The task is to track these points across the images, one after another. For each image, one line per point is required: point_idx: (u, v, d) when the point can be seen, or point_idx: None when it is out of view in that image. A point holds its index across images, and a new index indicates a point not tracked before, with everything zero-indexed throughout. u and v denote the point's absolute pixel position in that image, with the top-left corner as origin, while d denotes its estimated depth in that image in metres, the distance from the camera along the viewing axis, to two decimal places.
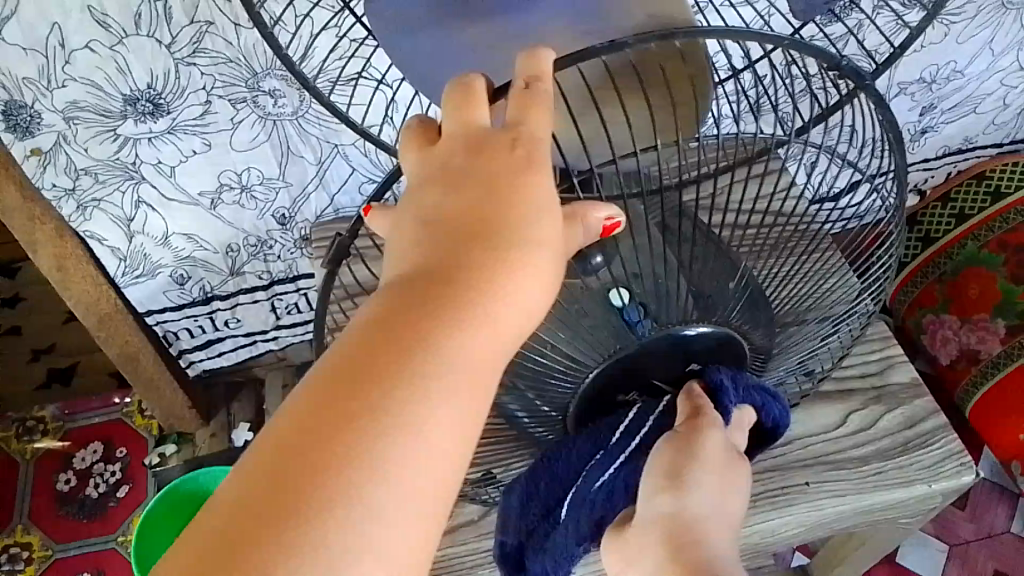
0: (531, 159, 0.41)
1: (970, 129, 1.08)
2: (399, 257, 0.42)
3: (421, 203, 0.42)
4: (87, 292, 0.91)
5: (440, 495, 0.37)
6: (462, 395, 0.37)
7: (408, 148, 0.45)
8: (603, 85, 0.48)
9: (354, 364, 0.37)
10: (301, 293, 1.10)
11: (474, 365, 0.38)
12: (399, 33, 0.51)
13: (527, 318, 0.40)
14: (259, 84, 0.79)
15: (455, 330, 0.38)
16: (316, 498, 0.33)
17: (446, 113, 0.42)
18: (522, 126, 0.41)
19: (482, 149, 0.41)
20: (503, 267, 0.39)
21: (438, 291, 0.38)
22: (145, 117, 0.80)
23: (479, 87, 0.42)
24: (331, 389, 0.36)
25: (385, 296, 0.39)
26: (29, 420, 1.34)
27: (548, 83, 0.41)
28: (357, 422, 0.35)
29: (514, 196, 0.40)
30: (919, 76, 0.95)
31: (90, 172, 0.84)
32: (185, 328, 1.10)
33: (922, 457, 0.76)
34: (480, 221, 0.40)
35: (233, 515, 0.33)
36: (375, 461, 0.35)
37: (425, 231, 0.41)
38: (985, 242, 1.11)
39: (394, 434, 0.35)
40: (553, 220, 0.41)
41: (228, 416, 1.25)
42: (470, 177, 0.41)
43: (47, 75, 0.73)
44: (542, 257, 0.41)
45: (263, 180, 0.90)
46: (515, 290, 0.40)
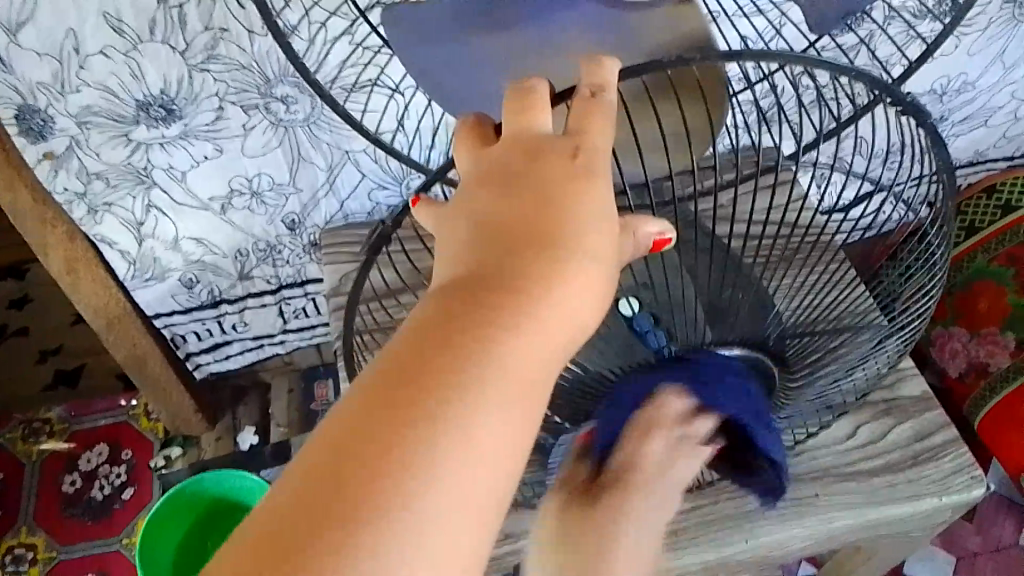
0: (590, 170, 0.41)
1: (981, 141, 1.07)
2: (452, 256, 0.41)
3: (474, 205, 0.42)
4: (95, 294, 0.92)
5: (492, 504, 0.35)
6: (519, 401, 0.36)
7: (462, 147, 0.45)
8: (664, 96, 0.50)
9: (408, 365, 0.36)
10: (309, 297, 1.10)
11: (531, 371, 0.37)
12: (415, 45, 0.51)
13: (579, 326, 0.39)
14: (272, 90, 0.80)
15: (511, 333, 0.37)
16: (366, 503, 0.32)
17: (505, 118, 0.43)
18: (582, 138, 0.42)
19: (543, 155, 0.41)
20: (556, 271, 0.39)
21: (497, 294, 0.38)
22: (157, 122, 0.80)
23: (541, 93, 0.43)
24: (386, 389, 0.35)
25: (440, 294, 0.39)
26: (35, 421, 1.35)
27: (612, 93, 0.42)
28: (411, 423, 0.34)
29: (572, 203, 0.40)
30: (930, 87, 0.95)
31: (102, 176, 0.84)
32: (193, 332, 1.10)
33: (931, 471, 0.75)
34: (535, 225, 0.39)
35: (284, 515, 0.32)
36: (429, 466, 0.34)
37: (477, 232, 0.41)
38: (995, 255, 1.11)
39: (449, 438, 0.34)
40: (610, 229, 0.41)
41: (234, 420, 1.25)
42: (524, 182, 0.41)
43: (61, 80, 0.74)
44: (597, 264, 0.40)
45: (274, 185, 0.91)
46: (569, 295, 0.39)
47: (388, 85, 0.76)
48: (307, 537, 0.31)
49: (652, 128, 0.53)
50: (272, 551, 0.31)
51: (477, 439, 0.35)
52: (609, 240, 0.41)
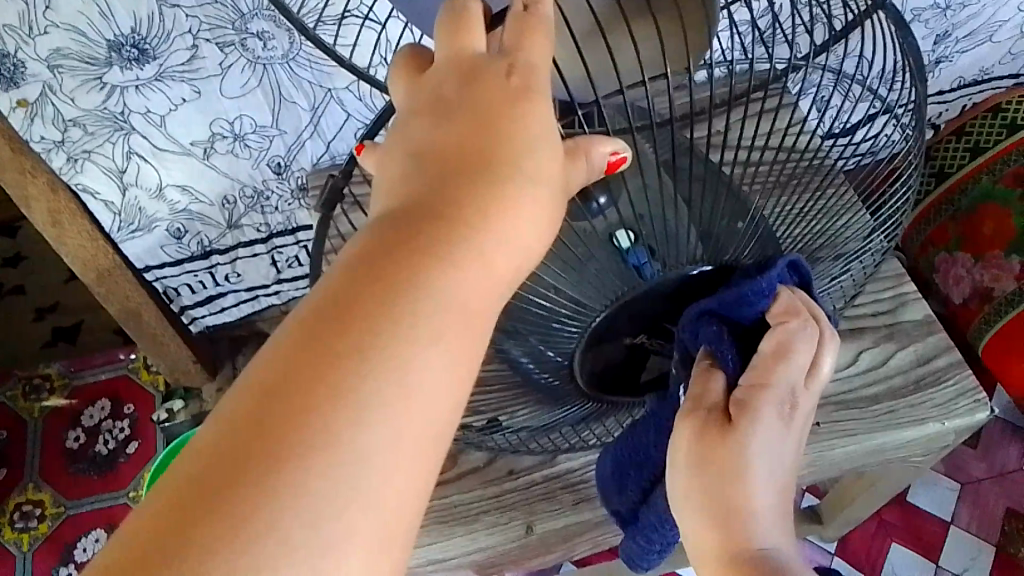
0: (527, 88, 0.38)
1: (987, 59, 1.04)
2: (387, 189, 0.39)
3: (410, 131, 0.40)
4: (82, 246, 0.90)
5: (433, 439, 0.34)
6: (454, 336, 0.35)
7: (398, 78, 0.42)
8: (611, 17, 0.44)
9: (339, 300, 0.34)
10: (301, 244, 1.08)
11: (465, 304, 0.36)
12: None
13: (521, 257, 0.38)
14: (247, 26, 0.77)
15: (446, 266, 0.36)
16: (290, 449, 0.31)
17: (439, 42, 0.40)
18: (518, 54, 0.38)
19: (477, 76, 0.38)
20: (494, 201, 0.37)
21: (431, 226, 0.36)
22: (131, 64, 0.77)
23: (473, 13, 0.39)
24: (312, 327, 0.33)
25: (372, 228, 0.37)
26: (35, 378, 1.34)
27: (549, 7, 0.38)
28: (342, 361, 0.33)
29: (511, 129, 0.38)
30: (934, 2, 0.91)
31: (78, 123, 0.82)
32: (185, 284, 1.09)
33: (935, 395, 0.74)
34: (469, 153, 0.37)
35: (207, 458, 0.31)
36: (361, 406, 0.32)
37: (414, 160, 0.38)
38: (1001, 176, 1.07)
39: (378, 376, 0.33)
40: (553, 152, 0.39)
41: (234, 369, 1.23)
42: (460, 107, 0.38)
43: (28, 22, 0.71)
44: (539, 191, 0.38)
45: (256, 127, 0.88)
46: (509, 226, 0.37)
47: (362, 13, 0.73)
48: (233, 483, 0.30)
49: (625, 58, 0.46)
50: (192, 498, 0.30)
51: (409, 374, 0.34)
52: (554, 166, 0.39)
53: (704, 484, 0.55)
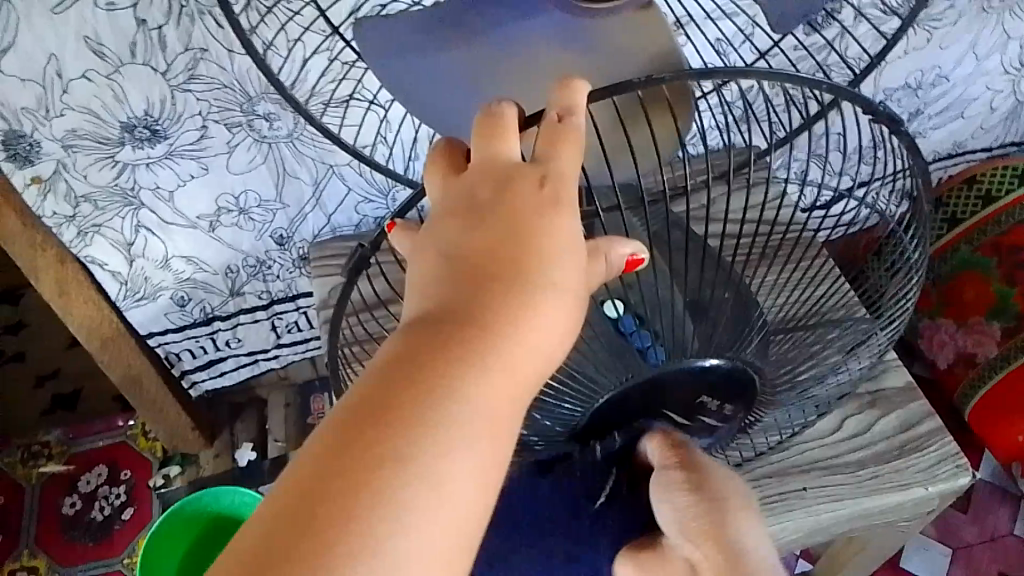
0: (557, 197, 0.43)
1: (960, 134, 1.07)
2: (423, 289, 0.44)
3: (446, 232, 0.44)
4: (89, 315, 0.92)
5: (467, 530, 0.37)
6: (487, 431, 0.39)
7: (433, 173, 0.47)
8: (631, 113, 0.52)
9: (387, 386, 0.38)
10: (301, 311, 1.11)
11: (496, 401, 0.40)
12: (388, 60, 0.53)
13: (547, 356, 0.42)
14: (255, 108, 0.81)
15: (477, 363, 0.40)
16: (339, 536, 0.34)
17: (475, 143, 0.45)
18: (551, 163, 0.44)
19: (511, 181, 0.43)
20: (522, 307, 0.41)
21: (465, 329, 0.40)
22: (142, 143, 0.81)
23: (508, 116, 0.44)
24: (361, 419, 0.37)
25: (411, 328, 0.41)
26: (34, 445, 1.35)
27: (580, 116, 0.44)
28: (388, 449, 0.36)
29: (540, 239, 0.42)
30: (905, 82, 0.96)
31: (90, 199, 0.85)
32: (187, 350, 1.11)
33: (917, 461, 0.76)
34: (502, 259, 0.42)
35: (263, 543, 0.34)
36: (403, 489, 0.36)
37: (447, 265, 0.43)
38: (980, 245, 1.11)
39: (418, 467, 0.37)
40: (575, 259, 0.43)
41: (232, 436, 1.25)
42: (494, 210, 0.43)
43: (45, 105, 0.75)
44: (564, 286, 0.43)
45: (260, 202, 0.92)
46: (534, 326, 0.42)
47: (365, 97, 0.78)
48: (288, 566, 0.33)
49: (641, 143, 0.55)
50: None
51: (446, 467, 0.37)
52: (576, 273, 0.44)
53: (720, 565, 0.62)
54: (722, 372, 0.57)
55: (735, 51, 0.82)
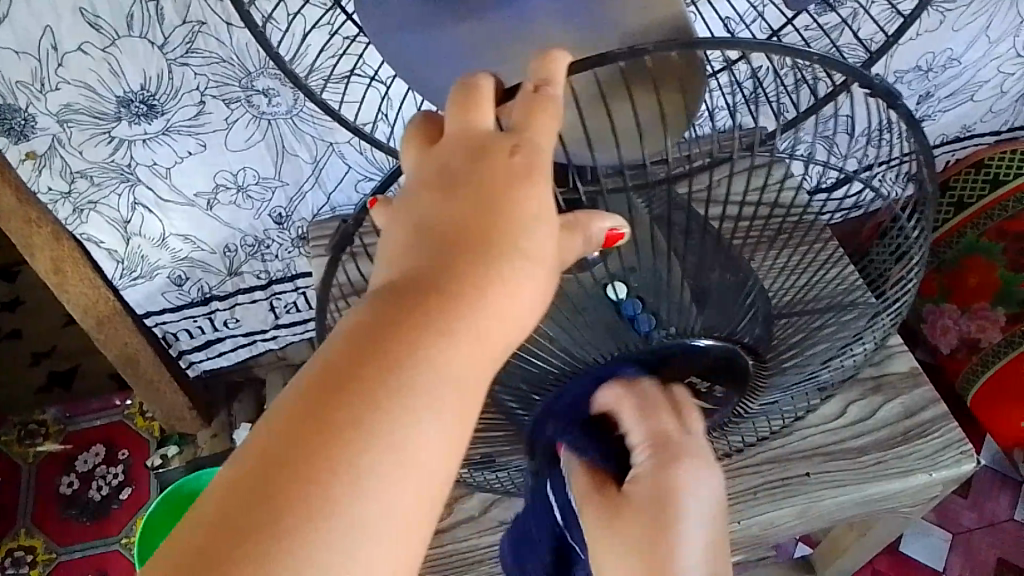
0: (531, 167, 0.42)
1: (968, 117, 1.06)
2: (393, 258, 0.43)
3: (419, 201, 0.43)
4: (85, 294, 0.92)
5: (431, 499, 0.37)
6: (454, 401, 0.38)
7: (410, 143, 0.46)
8: (616, 86, 0.50)
9: (353, 355, 0.38)
10: (300, 291, 1.09)
11: (464, 371, 0.39)
12: (390, 32, 0.52)
13: (516, 326, 0.42)
14: (254, 83, 0.79)
15: (445, 334, 0.39)
16: (299, 506, 0.34)
17: (450, 114, 0.44)
18: (526, 134, 0.42)
19: (486, 152, 0.42)
20: (493, 279, 0.41)
21: (434, 299, 0.40)
22: (139, 118, 0.79)
23: (484, 90, 0.43)
24: (325, 389, 0.37)
25: (379, 297, 0.41)
26: (30, 424, 1.34)
27: (558, 87, 0.42)
28: (353, 418, 0.36)
29: (512, 211, 0.42)
30: (916, 64, 0.95)
31: (86, 175, 0.84)
32: (184, 329, 1.10)
33: (921, 448, 0.76)
34: (472, 230, 0.41)
35: (220, 516, 0.33)
36: (366, 459, 0.36)
37: (420, 234, 0.42)
38: (985, 230, 1.09)
39: (383, 436, 0.36)
40: (547, 232, 0.43)
41: (230, 416, 1.25)
42: (468, 181, 0.42)
43: (40, 79, 0.73)
44: (535, 257, 0.42)
45: (259, 180, 0.90)
46: (504, 298, 0.41)
47: (366, 73, 0.76)
48: (248, 538, 0.33)
49: (624, 121, 0.52)
50: (204, 550, 0.33)
51: (412, 435, 0.37)
52: (548, 246, 0.43)
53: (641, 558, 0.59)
54: (717, 354, 0.56)
55: (745, 30, 0.80)
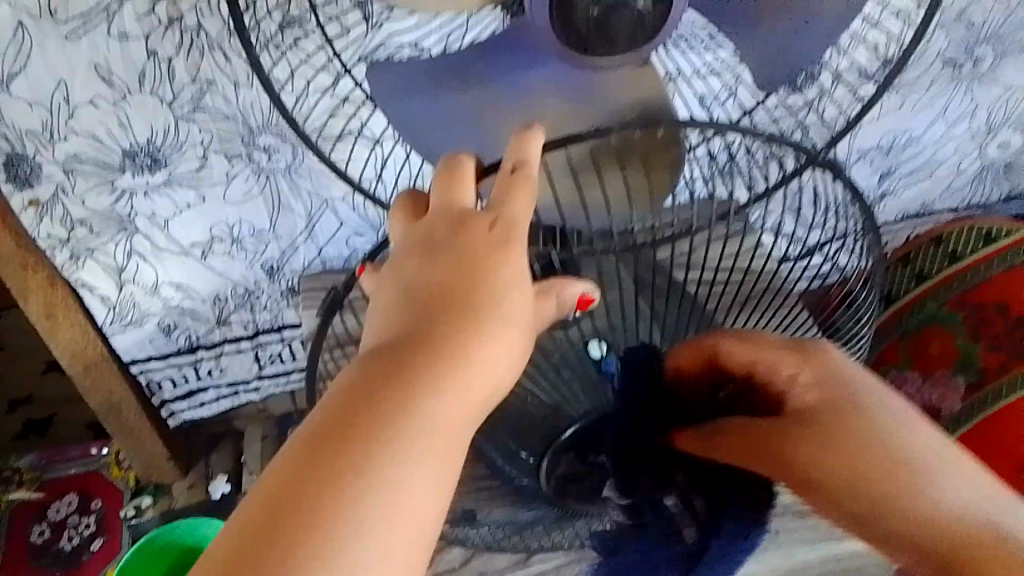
0: (508, 237, 0.48)
1: (927, 193, 1.11)
2: (382, 322, 0.46)
3: (405, 270, 0.48)
4: (73, 339, 0.92)
5: (427, 537, 0.39)
6: (442, 443, 0.41)
7: (398, 217, 0.52)
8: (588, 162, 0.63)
9: (347, 405, 0.41)
10: (286, 343, 1.12)
11: (451, 418, 0.42)
12: (397, 96, 0.61)
13: (499, 381, 0.45)
14: (255, 140, 0.83)
15: (433, 383, 0.42)
16: (304, 543, 0.36)
17: (437, 191, 0.50)
18: (503, 210, 0.49)
19: (466, 224, 0.48)
20: (475, 335, 0.44)
21: (420, 354, 0.43)
22: (143, 170, 0.83)
23: (467, 170, 0.51)
24: (323, 435, 0.39)
25: (369, 355, 0.44)
26: (5, 470, 1.31)
27: (533, 170, 0.50)
28: (351, 459, 0.38)
29: (489, 275, 0.46)
30: (878, 143, 1.00)
31: (86, 223, 0.86)
32: (168, 378, 1.10)
33: None
34: (454, 294, 0.45)
35: (232, 555, 0.35)
36: (364, 498, 0.38)
37: (407, 300, 0.46)
38: (946, 301, 1.03)
39: (380, 475, 0.38)
40: (523, 294, 0.47)
41: (207, 467, 1.25)
42: (450, 249, 0.47)
43: (50, 129, 0.76)
44: (512, 318, 0.46)
45: (253, 232, 0.93)
46: (485, 351, 0.44)
47: (362, 133, 0.80)
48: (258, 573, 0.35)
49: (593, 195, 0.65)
50: None
51: (405, 472, 0.39)
52: (524, 308, 0.47)
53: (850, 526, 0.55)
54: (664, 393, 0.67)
55: (720, 107, 0.86)
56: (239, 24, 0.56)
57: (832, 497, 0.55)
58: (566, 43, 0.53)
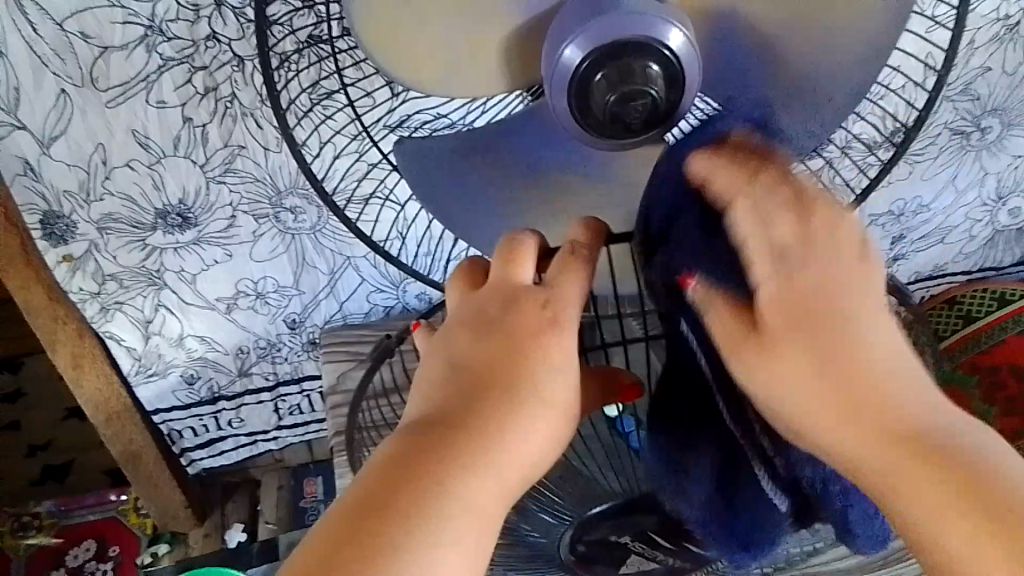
0: (556, 318, 0.49)
1: (940, 257, 1.12)
2: (430, 395, 0.49)
3: (454, 345, 0.50)
4: (98, 389, 0.95)
5: None
6: (477, 523, 0.42)
7: (455, 287, 0.55)
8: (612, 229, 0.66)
9: (390, 477, 0.43)
10: (305, 394, 1.13)
11: (488, 499, 0.43)
12: (422, 170, 0.64)
13: (534, 465, 0.46)
14: (282, 201, 0.86)
15: (472, 462, 0.44)
16: None
17: (497, 263, 0.52)
18: (556, 290, 0.50)
19: (517, 301, 0.50)
20: (514, 417, 0.46)
21: (462, 434, 0.45)
22: (173, 228, 0.86)
23: (524, 250, 0.52)
24: (366, 505, 0.41)
25: (416, 428, 0.46)
26: (25, 515, 1.33)
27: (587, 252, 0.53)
28: (388, 530, 0.40)
29: (531, 356, 0.48)
30: (888, 209, 1.03)
31: (116, 278, 0.89)
32: (189, 427, 1.12)
33: (902, 571, 0.78)
34: (498, 375, 0.47)
35: None
36: (397, 568, 0.39)
37: (454, 376, 0.48)
38: (959, 363, 1.03)
39: (416, 548, 0.40)
40: (566, 378, 0.48)
41: (223, 517, 1.25)
42: (498, 328, 0.49)
43: (86, 189, 0.80)
44: (553, 403, 0.47)
45: (277, 288, 0.96)
46: (523, 434, 0.46)
47: (384, 196, 0.83)
48: None
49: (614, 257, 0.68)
50: None
51: (439, 547, 0.40)
52: (566, 392, 0.48)
53: (871, 451, 0.44)
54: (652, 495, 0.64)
55: None
56: (270, 100, 0.59)
57: (827, 404, 0.45)
58: (581, 123, 0.55)
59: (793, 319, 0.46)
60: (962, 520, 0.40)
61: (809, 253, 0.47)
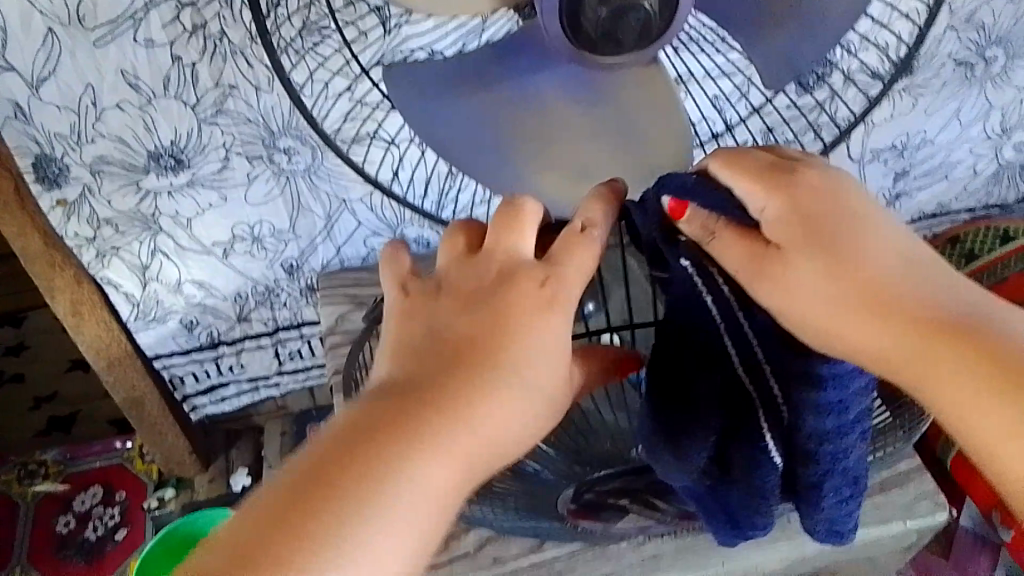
0: (551, 299, 0.49)
1: (943, 194, 1.11)
2: (408, 360, 0.48)
3: (441, 315, 0.50)
4: (98, 335, 0.96)
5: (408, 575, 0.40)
6: (445, 488, 0.42)
7: (447, 248, 0.54)
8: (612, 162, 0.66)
9: (365, 432, 0.42)
10: (305, 339, 1.13)
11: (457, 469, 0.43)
12: (415, 99, 0.65)
13: (503, 447, 0.46)
14: (276, 142, 0.85)
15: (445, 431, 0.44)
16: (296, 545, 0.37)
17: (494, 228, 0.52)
18: (556, 268, 0.50)
19: (510, 278, 0.49)
20: (492, 392, 0.46)
21: (440, 401, 0.45)
22: (167, 171, 0.85)
23: (526, 216, 0.52)
24: (338, 455, 0.41)
25: (394, 391, 0.46)
26: (30, 464, 1.35)
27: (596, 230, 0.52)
28: (358, 480, 0.40)
29: (515, 332, 0.48)
30: (891, 143, 1.01)
31: (111, 222, 0.89)
32: (191, 373, 1.12)
33: (898, 498, 0.79)
34: (480, 350, 0.47)
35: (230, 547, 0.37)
36: (360, 519, 0.39)
37: (435, 346, 0.48)
38: None
39: (382, 501, 0.40)
40: (547, 363, 0.48)
41: (227, 462, 1.28)
42: (489, 301, 0.49)
43: (78, 131, 0.79)
44: (530, 392, 0.47)
45: (274, 231, 0.95)
46: (497, 413, 0.46)
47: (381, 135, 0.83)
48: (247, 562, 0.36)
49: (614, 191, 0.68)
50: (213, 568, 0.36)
51: (405, 502, 0.40)
52: (545, 378, 0.48)
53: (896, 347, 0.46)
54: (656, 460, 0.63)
55: (731, 108, 0.87)
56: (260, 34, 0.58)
57: (862, 305, 0.46)
58: (575, 44, 0.54)
59: (805, 232, 0.48)
60: (989, 386, 0.42)
61: (796, 172, 0.49)
